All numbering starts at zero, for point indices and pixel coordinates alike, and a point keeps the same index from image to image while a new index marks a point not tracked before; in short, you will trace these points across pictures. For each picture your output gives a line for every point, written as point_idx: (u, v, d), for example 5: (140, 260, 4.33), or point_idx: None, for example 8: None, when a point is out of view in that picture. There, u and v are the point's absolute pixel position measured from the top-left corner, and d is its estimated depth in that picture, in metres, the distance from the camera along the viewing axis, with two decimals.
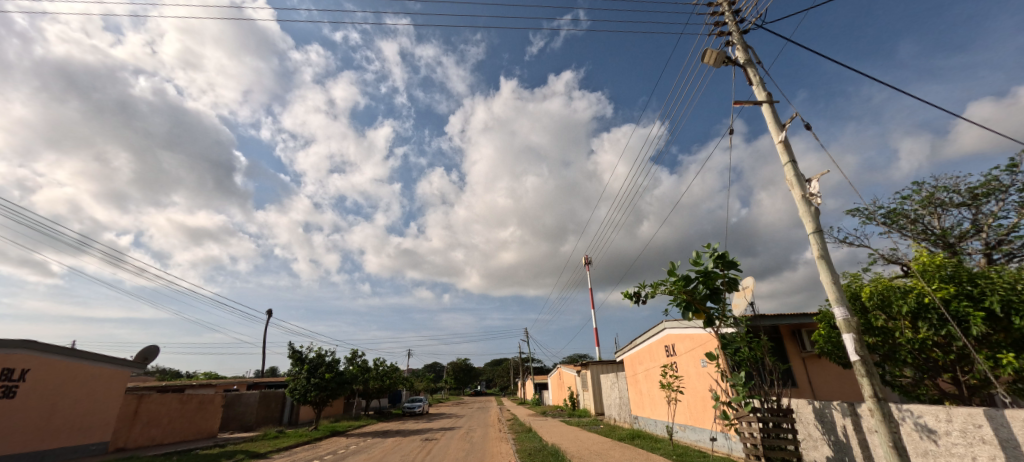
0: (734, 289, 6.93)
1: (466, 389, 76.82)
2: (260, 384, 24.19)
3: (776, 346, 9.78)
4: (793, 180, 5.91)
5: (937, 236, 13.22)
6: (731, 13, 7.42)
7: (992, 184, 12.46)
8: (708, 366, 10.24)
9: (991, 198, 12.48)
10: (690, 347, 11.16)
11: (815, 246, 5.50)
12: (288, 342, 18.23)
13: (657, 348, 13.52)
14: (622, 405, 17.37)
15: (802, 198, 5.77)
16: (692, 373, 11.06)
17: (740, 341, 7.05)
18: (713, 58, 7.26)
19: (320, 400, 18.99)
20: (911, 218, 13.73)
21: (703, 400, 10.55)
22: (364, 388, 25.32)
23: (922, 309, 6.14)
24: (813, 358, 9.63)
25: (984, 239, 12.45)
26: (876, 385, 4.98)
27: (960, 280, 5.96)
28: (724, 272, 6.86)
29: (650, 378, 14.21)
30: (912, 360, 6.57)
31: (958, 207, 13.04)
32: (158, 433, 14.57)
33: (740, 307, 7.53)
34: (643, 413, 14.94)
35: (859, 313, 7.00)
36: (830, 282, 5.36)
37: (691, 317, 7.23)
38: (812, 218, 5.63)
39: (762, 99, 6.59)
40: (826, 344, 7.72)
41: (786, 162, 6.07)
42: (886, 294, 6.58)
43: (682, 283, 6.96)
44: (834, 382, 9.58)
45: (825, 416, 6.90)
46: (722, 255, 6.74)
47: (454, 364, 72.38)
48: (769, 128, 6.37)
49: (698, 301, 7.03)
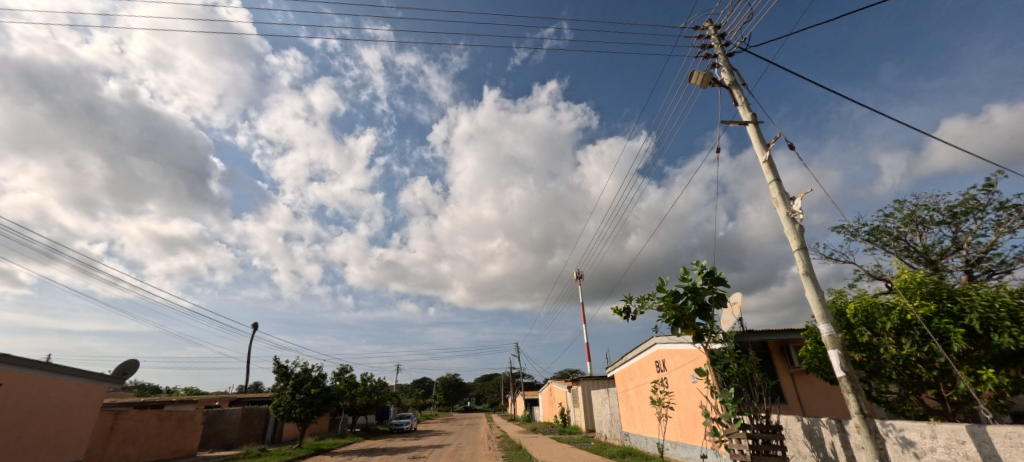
0: (722, 305, 7.00)
1: (455, 405, 75.49)
2: (242, 400, 23.56)
3: (765, 362, 9.86)
4: (778, 198, 6.04)
5: (920, 252, 13.51)
6: (718, 37, 7.68)
7: (971, 203, 12.86)
8: (697, 382, 10.30)
9: (970, 216, 12.86)
10: (681, 362, 11.18)
11: (800, 263, 5.61)
12: (273, 356, 17.95)
13: (647, 363, 13.51)
14: (613, 422, 17.22)
15: (787, 216, 5.90)
16: (682, 388, 11.08)
17: (729, 356, 7.12)
18: (700, 79, 7.49)
19: (306, 416, 18.55)
20: (893, 235, 14.07)
21: (693, 417, 10.55)
22: (350, 404, 24.77)
23: (905, 326, 6.27)
24: (801, 374, 9.72)
25: (964, 256, 12.78)
26: (862, 401, 5.05)
27: (941, 297, 6.12)
28: (712, 288, 6.94)
29: (640, 394, 14.17)
30: (896, 376, 6.65)
31: (938, 225, 13.40)
32: (134, 451, 14.06)
33: (728, 324, 7.59)
34: (634, 429, 14.84)
35: (844, 330, 7.08)
36: (815, 299, 5.45)
37: (680, 332, 7.27)
38: (796, 235, 5.75)
39: (747, 119, 6.77)
40: (813, 360, 7.80)
41: (770, 181, 6.21)
42: (870, 311, 6.70)
43: (671, 299, 7.04)
44: (822, 398, 9.64)
45: (815, 433, 6.92)
46: (709, 271, 6.84)
47: (443, 379, 71.16)
48: (754, 147, 6.55)
49: (687, 317, 7.08)
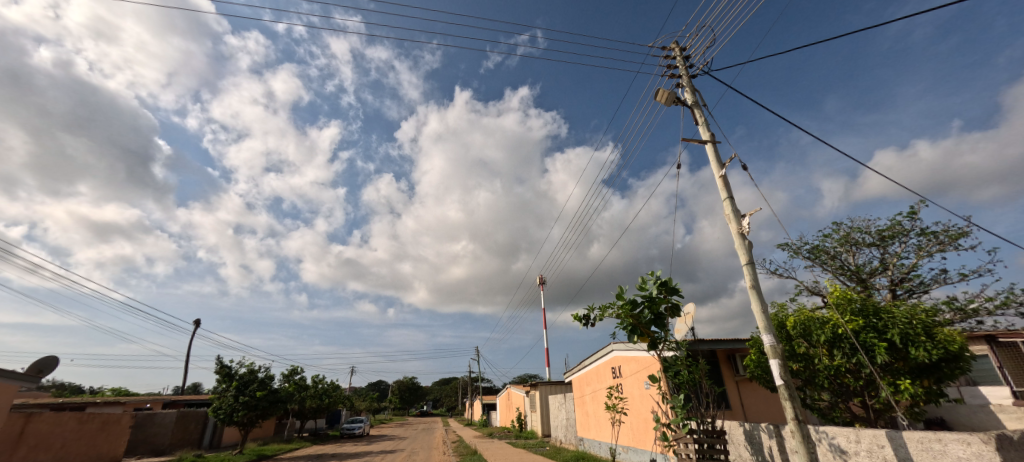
0: (676, 314, 7.32)
1: (411, 409, 73.87)
2: (178, 402, 22.01)
3: (713, 370, 10.36)
4: (730, 215, 6.41)
5: (853, 271, 14.68)
6: (682, 58, 8.08)
7: (897, 227, 14.15)
8: (650, 388, 10.68)
9: (896, 239, 14.13)
10: (635, 369, 11.53)
11: (748, 277, 5.97)
12: (215, 355, 16.92)
13: (604, 369, 13.84)
14: (568, 427, 17.48)
15: (738, 232, 6.27)
16: (636, 394, 11.43)
17: (680, 364, 7.45)
18: (664, 96, 7.83)
19: (249, 420, 17.59)
20: (830, 254, 15.21)
21: (645, 422, 10.92)
22: (299, 407, 23.72)
23: (837, 339, 6.81)
24: (746, 382, 10.28)
25: (890, 276, 14.01)
26: (797, 408, 5.42)
27: (868, 313, 6.69)
28: (667, 297, 7.24)
29: (596, 400, 14.48)
30: (828, 385, 7.18)
31: (869, 246, 14.62)
32: (48, 458, 12.82)
33: (681, 332, 7.94)
34: (588, 434, 15.13)
35: (784, 341, 7.57)
36: (760, 311, 5.82)
37: (636, 340, 7.53)
38: (746, 250, 6.12)
39: (706, 138, 7.15)
40: (756, 368, 8.28)
41: (725, 198, 6.58)
42: (807, 324, 7.22)
43: (629, 307, 7.28)
44: (763, 405, 10.24)
45: (755, 437, 7.34)
46: (664, 281, 7.14)
47: (399, 382, 69.53)
48: (711, 166, 6.92)
49: (643, 325, 7.34)
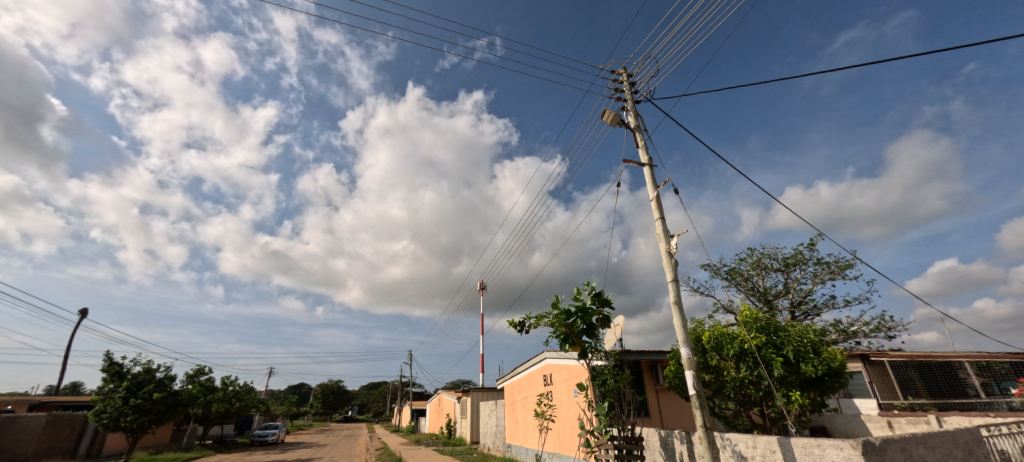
0: (606, 325, 7.67)
1: (334, 415, 69.90)
2: (50, 405, 19.06)
3: (637, 379, 10.96)
4: (661, 234, 6.88)
5: (761, 292, 16.31)
6: (629, 84, 8.58)
7: (798, 256, 15.96)
8: (578, 396, 11.06)
9: (797, 266, 15.93)
10: (565, 377, 11.89)
11: (672, 293, 6.43)
12: (104, 352, 14.94)
13: (535, 376, 14.10)
14: (497, 434, 17.52)
15: (666, 251, 6.75)
16: (564, 401, 11.77)
17: (607, 373, 7.80)
18: (610, 117, 8.26)
19: (139, 426, 15.67)
20: (744, 276, 16.79)
21: (571, 429, 11.27)
22: (203, 412, 21.55)
23: (743, 353, 7.53)
24: (664, 392, 10.99)
25: (791, 299, 15.73)
26: (706, 415, 5.90)
27: (770, 331, 7.51)
28: (599, 309, 7.58)
29: (526, 406, 14.70)
30: (734, 395, 7.89)
31: (775, 271, 16.34)
32: None
33: (610, 343, 8.33)
34: (516, 441, 15.29)
35: (700, 354, 8.23)
36: (680, 326, 6.28)
37: (567, 348, 7.79)
38: (672, 268, 6.60)
39: (645, 161, 7.64)
40: (674, 379, 8.89)
41: (657, 218, 7.05)
42: (719, 339, 7.92)
43: (563, 316, 7.52)
44: (678, 413, 11.00)
45: (669, 443, 7.87)
46: (598, 293, 7.48)
47: (323, 385, 65.62)
48: (647, 187, 7.39)
49: (576, 335, 7.62)
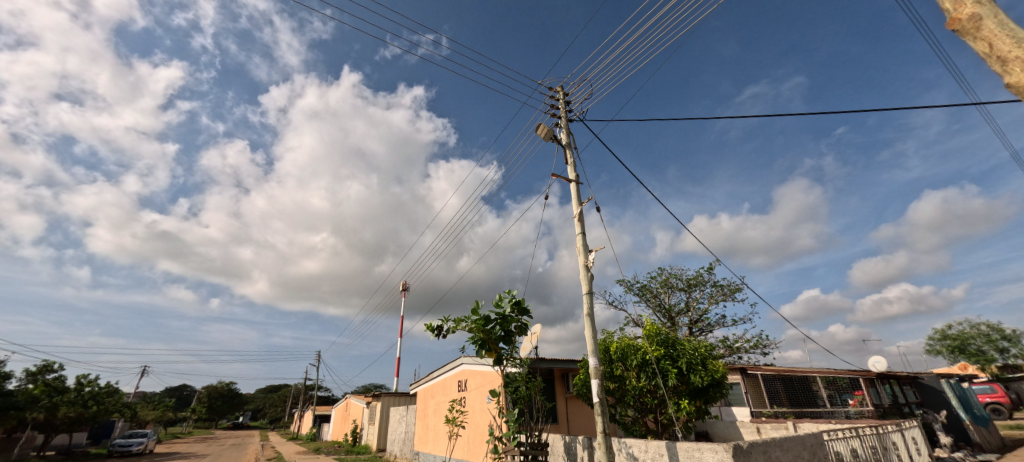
0: (523, 333, 7.83)
1: (221, 421, 62.57)
2: None
3: (548, 387, 11.31)
4: (581, 249, 7.22)
5: (666, 309, 17.79)
6: (564, 102, 8.96)
7: (699, 278, 17.71)
8: (490, 402, 11.12)
9: (697, 287, 17.66)
10: (480, 383, 11.90)
11: (586, 304, 6.77)
12: None
13: (450, 382, 13.92)
14: (406, 441, 16.95)
15: (584, 265, 7.10)
16: (476, 408, 11.76)
17: (520, 380, 7.95)
18: (544, 131, 8.53)
19: None
20: (653, 293, 18.20)
21: (480, 435, 11.28)
22: (47, 417, 18.07)
23: (644, 364, 8.15)
24: (573, 399, 11.48)
25: (690, 316, 17.37)
26: (606, 422, 6.26)
27: (668, 344, 8.23)
28: (518, 316, 7.73)
29: (437, 412, 14.43)
30: (633, 402, 8.48)
31: (679, 290, 17.95)
32: None
33: (526, 350, 8.51)
34: (425, 448, 14.91)
35: (606, 363, 8.73)
36: (591, 336, 6.62)
37: (483, 354, 7.81)
38: (588, 281, 6.94)
39: (572, 177, 8.00)
40: (582, 387, 9.32)
41: (578, 233, 7.40)
42: (625, 350, 8.48)
43: (481, 322, 7.54)
44: (584, 420, 11.53)
45: (572, 449, 8.21)
46: (517, 301, 7.63)
47: (211, 387, 58.53)
48: (572, 202, 7.74)
49: (493, 341, 7.67)
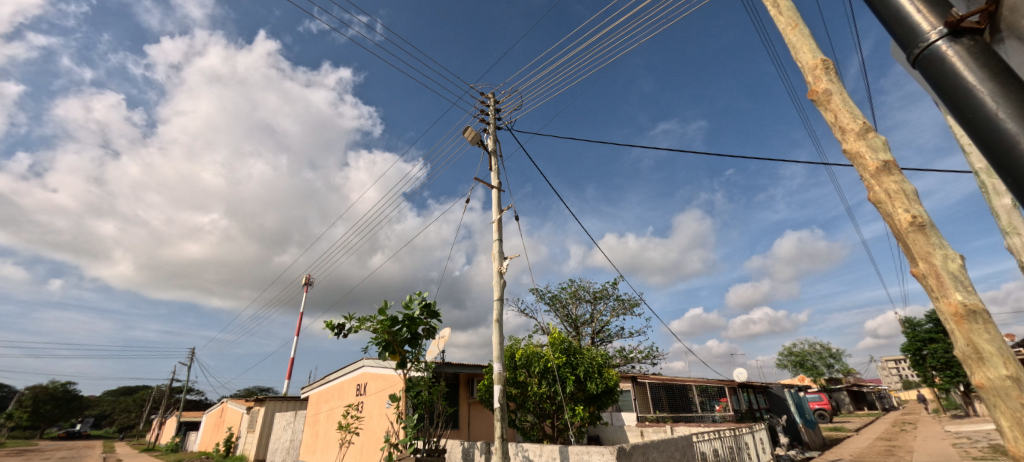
0: (430, 336, 7.66)
1: (49, 429, 51.45)
2: None
3: (452, 392, 11.20)
4: (496, 255, 7.32)
5: (573, 319, 18.72)
6: (494, 109, 9.06)
7: (604, 291, 18.95)
8: (389, 407, 10.68)
9: (602, 300, 18.88)
10: (380, 387, 11.38)
11: (496, 310, 6.86)
12: None
13: (347, 385, 13.11)
14: (290, 450, 15.51)
15: (498, 271, 7.20)
16: (374, 413, 11.22)
17: (422, 385, 7.75)
18: (471, 135, 8.54)
19: None
20: (562, 303, 19.05)
21: (375, 442, 10.77)
22: None
23: (546, 371, 8.47)
24: (476, 404, 11.50)
25: (594, 327, 18.48)
26: (504, 427, 6.36)
27: (569, 353, 8.66)
28: (426, 319, 7.55)
29: (330, 419, 13.47)
30: (533, 408, 8.73)
31: (586, 302, 19.03)
32: None
33: (432, 354, 8.34)
34: (311, 457, 13.79)
35: (511, 370, 8.91)
36: (498, 342, 6.71)
37: (386, 357, 7.48)
38: (500, 288, 7.05)
39: (495, 184, 8.09)
40: (485, 392, 9.38)
41: (495, 239, 7.50)
42: (529, 357, 8.75)
43: (387, 324, 7.23)
44: (484, 425, 11.61)
45: (469, 455, 8.20)
46: (428, 303, 7.46)
47: (39, 388, 47.98)
48: (492, 209, 7.82)
49: (397, 343, 7.39)
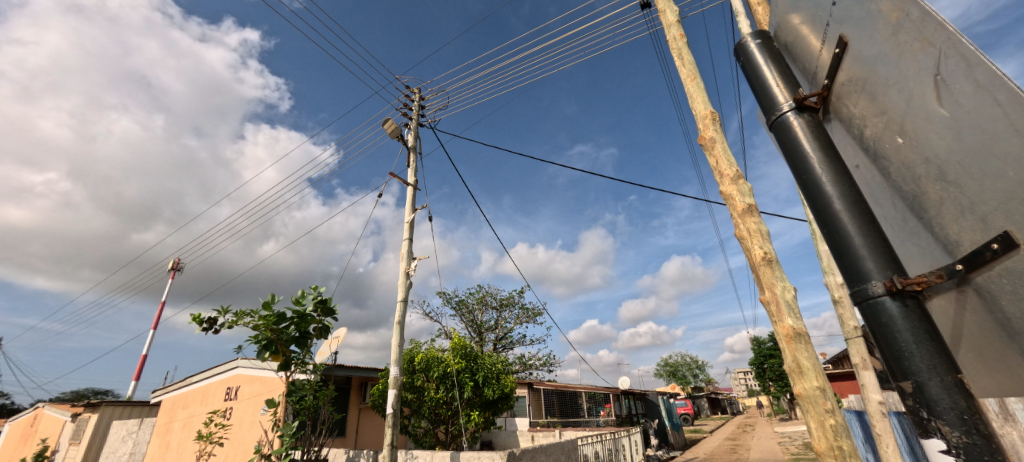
0: (323, 336, 7.11)
1: None
2: None
3: (341, 397, 10.49)
4: (405, 255, 7.09)
5: (477, 325, 18.80)
6: (418, 105, 8.84)
7: (510, 299, 19.39)
8: (264, 414, 9.63)
9: (507, 307, 19.27)
10: (256, 391, 10.22)
11: (399, 312, 6.62)
12: None
13: (215, 389, 11.54)
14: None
15: (405, 271, 6.97)
16: (245, 420, 10.02)
17: (307, 388, 7.13)
18: (391, 128, 8.20)
19: None
20: (468, 308, 19.02)
21: (243, 453, 9.60)
22: None
23: (445, 375, 8.37)
24: (366, 410, 10.91)
25: (497, 333, 18.76)
26: (395, 434, 6.12)
27: (470, 358, 8.68)
28: (320, 318, 7.00)
29: (188, 427, 11.70)
30: (427, 414, 8.55)
31: (492, 309, 19.27)
32: None
33: (323, 355, 7.74)
34: None
35: (408, 374, 8.64)
36: (397, 345, 6.47)
37: (267, 357, 6.74)
38: (405, 289, 6.83)
39: (411, 182, 7.85)
40: (378, 397, 8.95)
41: (406, 239, 7.26)
42: (429, 362, 8.57)
43: (273, 320, 6.54)
44: (374, 432, 11.06)
45: None
46: (323, 300, 6.92)
47: None
48: (405, 207, 7.57)
49: (282, 343, 6.71)
